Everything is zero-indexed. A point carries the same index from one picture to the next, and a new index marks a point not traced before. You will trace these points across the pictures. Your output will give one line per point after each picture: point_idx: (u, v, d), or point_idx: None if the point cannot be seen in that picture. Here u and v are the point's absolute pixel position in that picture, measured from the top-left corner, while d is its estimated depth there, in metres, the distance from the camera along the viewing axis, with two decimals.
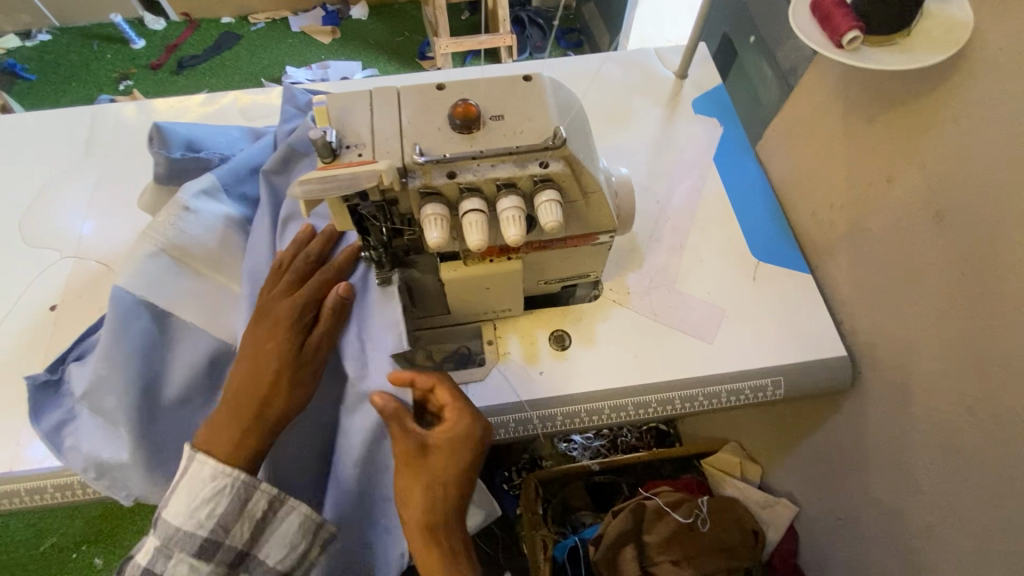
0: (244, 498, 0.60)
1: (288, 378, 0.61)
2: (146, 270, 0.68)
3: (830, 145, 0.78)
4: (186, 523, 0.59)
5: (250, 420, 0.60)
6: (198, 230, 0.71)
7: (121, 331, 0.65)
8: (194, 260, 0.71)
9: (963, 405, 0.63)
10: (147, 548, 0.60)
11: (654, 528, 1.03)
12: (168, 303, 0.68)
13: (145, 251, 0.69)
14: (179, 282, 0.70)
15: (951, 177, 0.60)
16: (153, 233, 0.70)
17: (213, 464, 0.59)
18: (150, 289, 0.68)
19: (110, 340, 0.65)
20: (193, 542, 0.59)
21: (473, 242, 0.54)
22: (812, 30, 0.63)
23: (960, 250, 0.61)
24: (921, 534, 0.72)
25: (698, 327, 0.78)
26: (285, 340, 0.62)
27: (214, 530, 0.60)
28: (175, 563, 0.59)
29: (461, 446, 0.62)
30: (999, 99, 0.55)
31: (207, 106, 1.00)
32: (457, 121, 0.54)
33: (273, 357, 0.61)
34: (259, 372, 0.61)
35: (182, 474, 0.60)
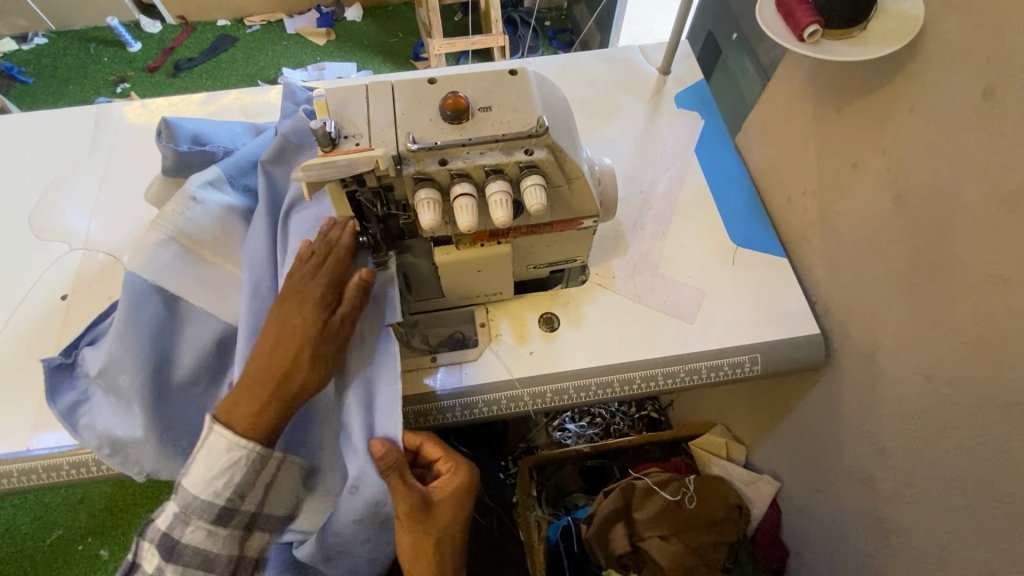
0: (257, 468, 0.65)
1: (310, 354, 0.63)
2: (156, 256, 0.71)
3: (802, 135, 0.82)
4: (203, 493, 0.64)
5: (271, 393, 0.62)
6: (206, 219, 0.75)
7: (138, 314, 0.70)
8: (201, 248, 0.75)
9: (925, 374, 0.68)
10: (166, 514, 0.65)
11: (643, 506, 1.07)
12: (177, 287, 0.72)
13: (155, 239, 0.72)
14: (188, 268, 0.73)
15: (909, 160, 0.65)
16: (162, 222, 0.73)
17: (230, 436, 0.63)
18: (162, 274, 0.71)
19: (127, 321, 0.69)
20: (210, 510, 0.65)
21: (463, 224, 0.58)
22: (778, 25, 0.68)
23: (919, 229, 0.65)
24: (892, 500, 0.77)
25: (679, 308, 0.82)
26: (309, 317, 0.63)
27: (231, 499, 0.65)
28: (193, 529, 0.65)
29: (459, 496, 0.69)
30: (948, 86, 0.59)
31: (209, 105, 1.04)
32: (448, 112, 0.58)
33: (297, 333, 0.63)
34: (282, 346, 0.63)
35: (200, 447, 0.64)
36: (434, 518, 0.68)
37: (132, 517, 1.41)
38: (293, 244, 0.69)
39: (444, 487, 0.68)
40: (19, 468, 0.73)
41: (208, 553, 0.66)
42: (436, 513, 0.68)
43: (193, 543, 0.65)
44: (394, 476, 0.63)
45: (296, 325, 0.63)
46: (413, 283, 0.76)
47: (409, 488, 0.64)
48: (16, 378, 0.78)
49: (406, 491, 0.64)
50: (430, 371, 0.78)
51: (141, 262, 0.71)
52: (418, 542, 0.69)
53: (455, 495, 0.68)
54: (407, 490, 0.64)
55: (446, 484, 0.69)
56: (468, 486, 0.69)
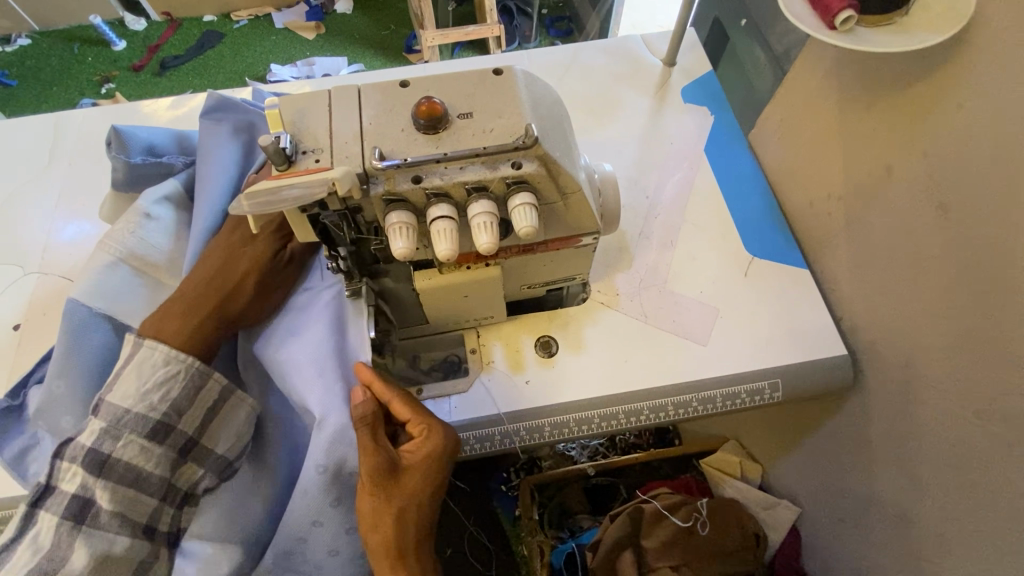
0: (199, 384, 0.60)
1: (250, 286, 0.64)
2: (103, 281, 0.65)
3: (826, 132, 0.74)
4: (136, 407, 0.56)
5: (210, 309, 0.62)
6: (160, 238, 0.67)
7: (78, 347, 0.62)
8: (155, 271, 0.67)
9: (971, 408, 0.60)
10: (90, 430, 0.56)
11: (653, 532, 1.00)
12: (127, 314, 0.65)
13: (102, 261, 0.65)
14: (140, 293, 0.66)
15: (956, 166, 0.56)
16: (111, 242, 0.66)
17: (165, 348, 0.58)
18: (110, 301, 0.65)
19: (64, 357, 0.61)
20: (145, 424, 0.56)
21: (442, 252, 0.50)
22: (803, 11, 0.59)
23: (966, 244, 0.57)
24: (929, 542, 0.69)
25: (690, 328, 0.74)
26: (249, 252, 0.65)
27: (168, 414, 0.58)
28: (124, 445, 0.56)
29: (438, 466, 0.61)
30: (1004, 82, 0.51)
31: (176, 109, 0.96)
32: (421, 121, 0.50)
33: (246, 260, 0.64)
34: (228, 268, 0.64)
35: (127, 361, 0.58)
36: (402, 486, 0.59)
37: None
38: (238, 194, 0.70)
39: (414, 453, 0.59)
40: None
41: (141, 472, 0.56)
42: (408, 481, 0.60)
43: (124, 459, 0.56)
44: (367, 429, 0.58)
45: (236, 258, 0.64)
46: (395, 309, 0.69)
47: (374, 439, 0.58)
48: None
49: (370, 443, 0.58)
50: None
51: (85, 287, 0.64)
52: (380, 514, 0.58)
53: (426, 463, 0.59)
54: (372, 444, 0.58)
55: (416, 449, 0.59)
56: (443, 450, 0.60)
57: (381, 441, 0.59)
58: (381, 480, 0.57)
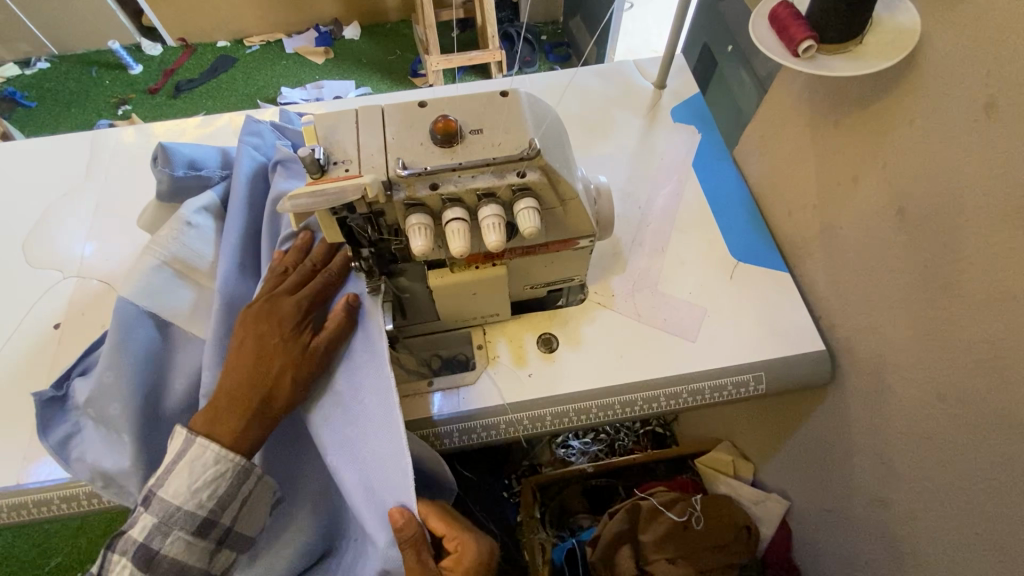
0: (241, 480, 0.63)
1: (291, 376, 0.64)
2: (148, 281, 0.71)
3: (800, 147, 0.81)
4: (186, 503, 0.60)
5: (251, 413, 0.62)
6: (200, 244, 0.75)
7: (128, 339, 0.68)
8: (195, 273, 0.74)
9: (934, 392, 0.66)
10: (142, 526, 0.60)
11: (649, 528, 1.05)
12: (168, 310, 0.72)
13: (148, 264, 0.72)
14: (179, 291, 0.73)
15: (910, 175, 0.64)
16: (156, 247, 0.73)
17: (217, 448, 0.61)
18: (155, 299, 0.71)
19: (115, 348, 0.68)
20: (193, 521, 0.61)
21: (456, 249, 0.56)
22: (770, 40, 0.66)
23: (923, 245, 0.64)
24: (906, 523, 0.74)
25: (681, 325, 0.81)
26: (291, 338, 0.65)
27: (213, 509, 0.62)
28: (172, 541, 0.60)
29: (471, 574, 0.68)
30: (947, 101, 0.58)
31: (204, 128, 1.04)
32: (438, 136, 0.57)
33: (276, 347, 0.64)
34: (258, 354, 0.64)
35: (178, 458, 0.60)
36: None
37: None
38: (274, 262, 0.71)
39: (455, 567, 0.67)
40: (11, 502, 0.71)
41: (184, 564, 0.61)
42: None
43: (170, 554, 0.60)
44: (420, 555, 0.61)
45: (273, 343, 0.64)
46: (409, 310, 0.76)
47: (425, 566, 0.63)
48: (5, 409, 0.77)
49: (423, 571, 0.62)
50: (425, 397, 0.76)
51: (133, 286, 0.70)
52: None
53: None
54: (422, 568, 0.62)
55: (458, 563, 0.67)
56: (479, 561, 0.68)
57: (431, 562, 0.62)
58: None
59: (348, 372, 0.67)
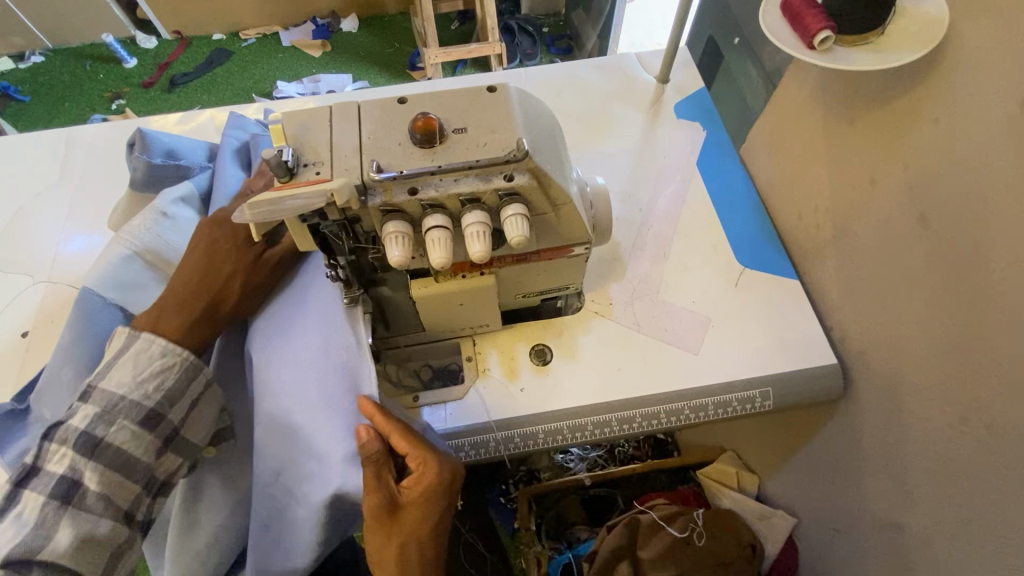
0: (192, 377, 0.60)
1: (241, 282, 0.65)
2: (117, 272, 0.67)
3: (813, 146, 0.76)
4: (132, 393, 0.56)
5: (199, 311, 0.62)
6: (175, 236, 0.71)
7: (88, 336, 0.65)
8: (167, 266, 0.70)
9: (956, 415, 0.61)
10: (82, 413, 0.55)
11: (649, 543, 1.00)
12: (136, 306, 0.68)
13: (117, 253, 0.68)
14: (151, 286, 0.69)
15: (935, 180, 0.58)
16: (127, 236, 0.70)
17: (163, 342, 0.59)
18: (124, 292, 0.67)
19: (72, 345, 0.64)
20: (139, 411, 0.56)
21: (436, 260, 0.52)
22: (783, 31, 0.61)
23: (948, 256, 0.58)
24: (921, 551, 0.69)
25: (683, 337, 0.76)
26: (244, 248, 0.66)
27: (161, 402, 0.58)
28: (116, 431, 0.55)
29: (434, 495, 0.60)
30: (978, 100, 0.53)
31: (184, 124, 0.99)
32: (417, 136, 0.53)
33: (229, 254, 0.65)
34: (211, 258, 0.65)
35: (123, 351, 0.58)
36: (404, 519, 0.60)
37: None
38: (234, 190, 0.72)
39: (413, 488, 0.60)
40: None
41: (129, 458, 0.56)
42: (405, 515, 0.60)
43: (114, 445, 0.55)
44: (369, 469, 0.58)
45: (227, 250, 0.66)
46: (392, 317, 0.70)
47: (375, 481, 0.58)
48: None
49: (379, 488, 0.58)
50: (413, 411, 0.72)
51: (98, 278, 0.67)
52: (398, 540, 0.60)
53: (426, 498, 0.60)
54: (377, 484, 0.58)
55: (416, 484, 0.60)
56: (441, 484, 0.60)
57: (384, 475, 0.59)
58: (384, 518, 0.59)
59: (299, 294, 0.67)
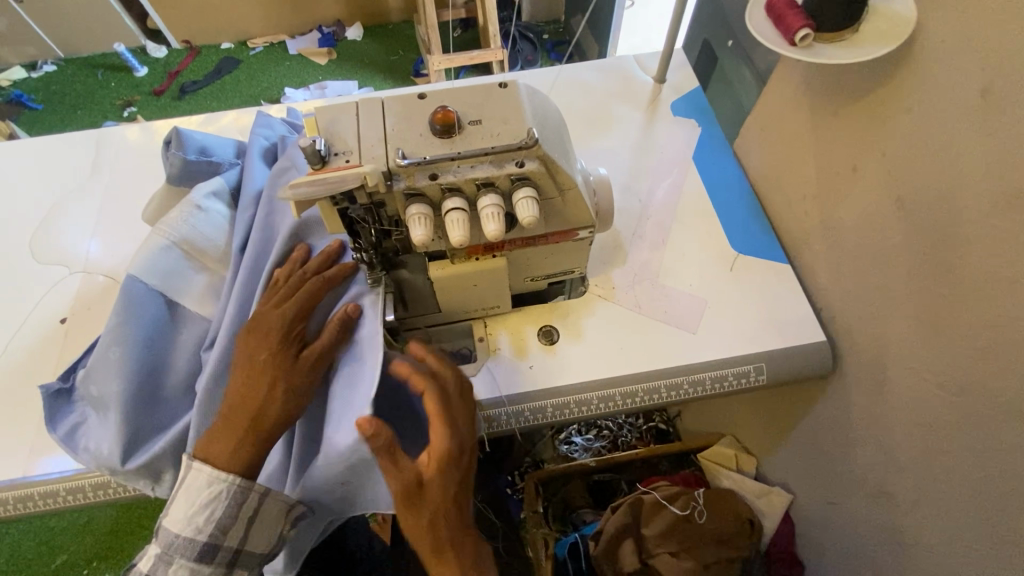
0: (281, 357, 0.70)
1: (283, 386, 0.62)
2: (158, 263, 0.72)
3: (799, 138, 0.81)
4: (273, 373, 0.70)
5: (243, 431, 0.61)
6: (210, 228, 0.76)
7: (132, 318, 0.70)
8: (203, 255, 0.75)
9: (934, 381, 0.66)
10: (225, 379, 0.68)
11: (652, 522, 1.05)
12: (179, 293, 0.73)
13: (156, 243, 0.73)
14: (189, 276, 0.75)
15: (909, 163, 0.64)
16: (165, 228, 0.74)
17: (209, 470, 0.61)
18: (164, 280, 0.72)
19: (120, 325, 0.69)
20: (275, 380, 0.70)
21: (455, 238, 0.57)
22: (767, 30, 0.66)
23: (923, 233, 0.64)
24: (908, 514, 0.74)
25: (681, 317, 0.81)
26: (286, 339, 0.64)
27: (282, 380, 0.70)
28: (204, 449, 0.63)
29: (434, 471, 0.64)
30: (945, 88, 0.58)
31: (207, 126, 1.05)
32: (437, 127, 0.58)
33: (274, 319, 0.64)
34: (256, 336, 0.64)
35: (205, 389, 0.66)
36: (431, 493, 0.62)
37: (138, 540, 1.40)
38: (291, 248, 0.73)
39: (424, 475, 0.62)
40: (14, 494, 0.72)
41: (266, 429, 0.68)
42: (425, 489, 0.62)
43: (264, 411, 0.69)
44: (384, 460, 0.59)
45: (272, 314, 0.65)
46: (409, 299, 0.75)
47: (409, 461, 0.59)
48: (13, 402, 0.78)
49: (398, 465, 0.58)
50: None
51: (141, 265, 0.72)
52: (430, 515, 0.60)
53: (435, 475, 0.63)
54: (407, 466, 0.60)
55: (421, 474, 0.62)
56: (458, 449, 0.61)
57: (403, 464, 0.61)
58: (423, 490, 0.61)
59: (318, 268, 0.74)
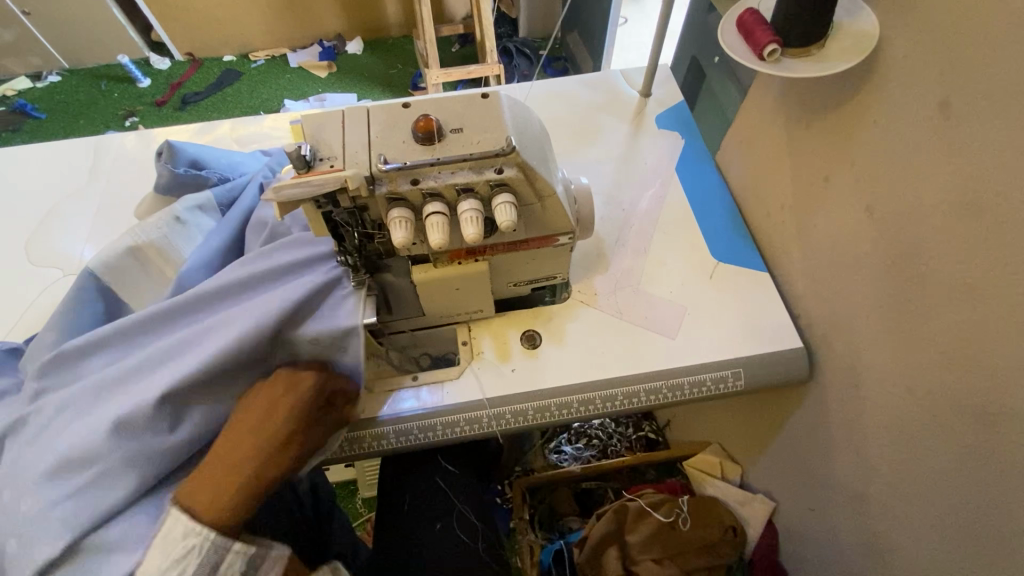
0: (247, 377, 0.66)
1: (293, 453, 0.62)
2: (116, 263, 0.76)
3: (777, 150, 0.84)
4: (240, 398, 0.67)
5: (238, 485, 0.58)
6: (179, 241, 0.79)
7: (78, 308, 0.73)
8: (163, 263, 0.79)
9: (905, 386, 0.67)
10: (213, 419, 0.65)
11: (636, 529, 1.05)
12: (126, 291, 0.77)
13: (124, 243, 0.77)
14: (144, 280, 0.78)
15: (876, 174, 0.66)
16: (138, 229, 0.78)
17: (187, 521, 0.56)
18: (115, 277, 0.76)
19: (69, 307, 0.73)
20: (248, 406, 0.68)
21: (435, 241, 0.59)
22: (739, 45, 0.68)
23: (891, 240, 0.65)
24: (884, 519, 0.75)
25: (661, 323, 0.83)
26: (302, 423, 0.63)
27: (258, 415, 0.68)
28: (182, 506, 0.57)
29: None
30: (908, 101, 0.60)
31: (204, 133, 1.08)
32: (419, 135, 0.60)
33: (289, 413, 0.62)
34: (270, 415, 0.62)
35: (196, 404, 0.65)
36: None
37: None
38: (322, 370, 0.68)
39: None
40: None
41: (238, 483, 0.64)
42: None
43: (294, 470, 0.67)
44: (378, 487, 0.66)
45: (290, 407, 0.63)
46: (393, 303, 0.76)
47: None
48: None
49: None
50: (408, 389, 0.78)
51: (101, 260, 0.75)
52: None
53: None
54: None
55: None
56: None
57: None
58: None
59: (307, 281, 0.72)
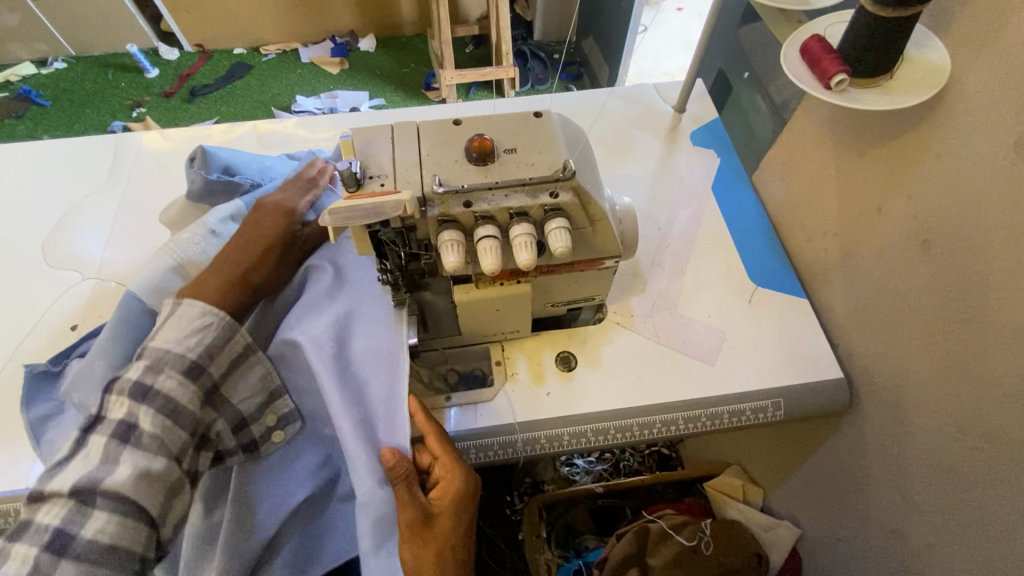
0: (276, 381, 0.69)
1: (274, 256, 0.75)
2: (156, 279, 0.73)
3: (822, 175, 0.82)
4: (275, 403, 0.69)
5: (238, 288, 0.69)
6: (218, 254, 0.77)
7: (118, 340, 0.69)
8: None
9: (956, 426, 0.66)
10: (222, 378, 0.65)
11: (659, 551, 1.04)
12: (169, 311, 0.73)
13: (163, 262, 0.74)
14: None
15: (935, 209, 0.64)
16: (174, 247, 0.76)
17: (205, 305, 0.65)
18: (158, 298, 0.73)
19: (109, 337, 0.69)
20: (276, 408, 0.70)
21: (487, 266, 0.57)
22: (801, 72, 0.67)
23: (947, 278, 0.64)
24: (923, 558, 0.73)
25: (699, 349, 0.81)
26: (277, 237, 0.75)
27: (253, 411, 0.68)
28: (164, 379, 0.60)
29: (458, 502, 0.65)
30: (978, 138, 0.59)
31: (229, 134, 1.05)
32: (473, 155, 0.58)
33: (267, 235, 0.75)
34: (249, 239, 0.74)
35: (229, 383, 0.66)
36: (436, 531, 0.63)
37: None
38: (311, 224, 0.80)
39: (438, 495, 0.65)
40: (14, 508, 0.70)
41: (177, 403, 0.60)
42: (437, 523, 0.64)
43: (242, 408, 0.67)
44: (402, 484, 0.63)
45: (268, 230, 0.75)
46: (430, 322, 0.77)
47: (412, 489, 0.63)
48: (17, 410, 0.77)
49: None
50: (442, 412, 0.75)
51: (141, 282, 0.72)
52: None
53: (453, 505, 0.64)
54: (411, 498, 0.63)
55: (441, 493, 0.65)
56: None
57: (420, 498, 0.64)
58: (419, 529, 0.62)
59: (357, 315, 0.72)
